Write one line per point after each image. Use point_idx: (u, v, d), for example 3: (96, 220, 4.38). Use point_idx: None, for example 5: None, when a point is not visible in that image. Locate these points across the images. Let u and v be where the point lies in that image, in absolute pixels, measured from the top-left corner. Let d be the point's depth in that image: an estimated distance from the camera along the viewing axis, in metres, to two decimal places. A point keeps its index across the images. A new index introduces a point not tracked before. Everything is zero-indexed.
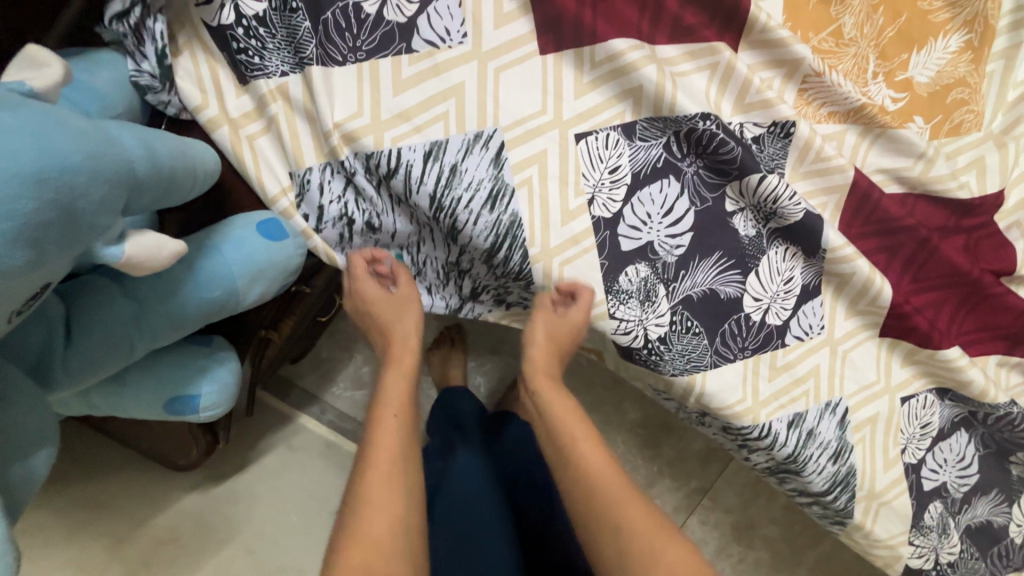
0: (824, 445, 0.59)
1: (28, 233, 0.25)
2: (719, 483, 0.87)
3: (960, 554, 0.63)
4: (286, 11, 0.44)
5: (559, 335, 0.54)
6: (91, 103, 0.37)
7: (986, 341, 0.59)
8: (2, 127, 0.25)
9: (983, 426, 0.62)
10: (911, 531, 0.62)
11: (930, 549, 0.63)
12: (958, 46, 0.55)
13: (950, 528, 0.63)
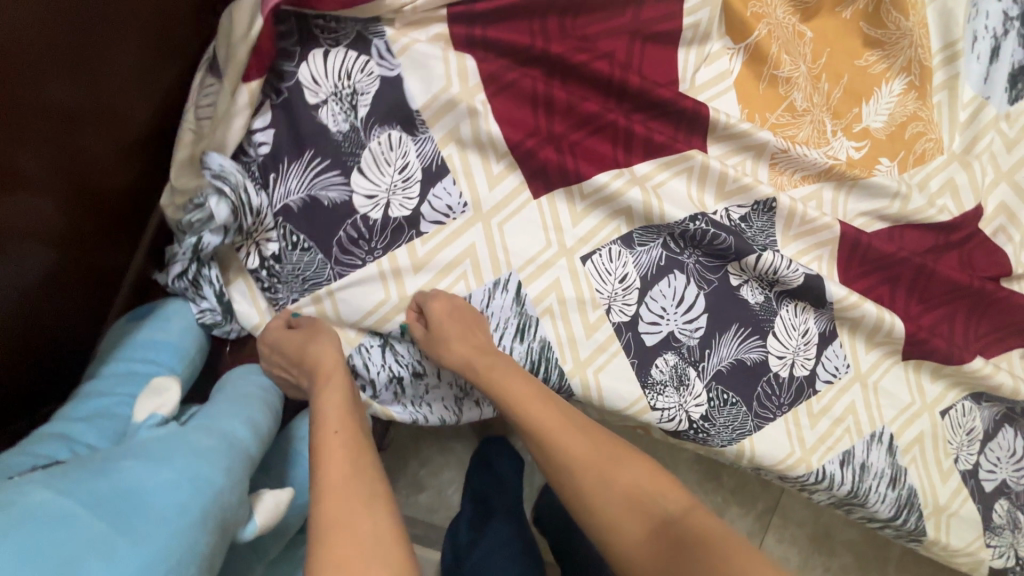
0: (878, 475, 0.62)
1: (207, 563, 0.31)
2: (785, 499, 0.90)
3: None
4: (297, 249, 0.49)
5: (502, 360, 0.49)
6: (173, 361, 0.46)
7: (1006, 340, 0.63)
8: (171, 484, 0.31)
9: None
10: (985, 533, 0.64)
11: (1008, 546, 0.64)
12: (902, 89, 0.60)
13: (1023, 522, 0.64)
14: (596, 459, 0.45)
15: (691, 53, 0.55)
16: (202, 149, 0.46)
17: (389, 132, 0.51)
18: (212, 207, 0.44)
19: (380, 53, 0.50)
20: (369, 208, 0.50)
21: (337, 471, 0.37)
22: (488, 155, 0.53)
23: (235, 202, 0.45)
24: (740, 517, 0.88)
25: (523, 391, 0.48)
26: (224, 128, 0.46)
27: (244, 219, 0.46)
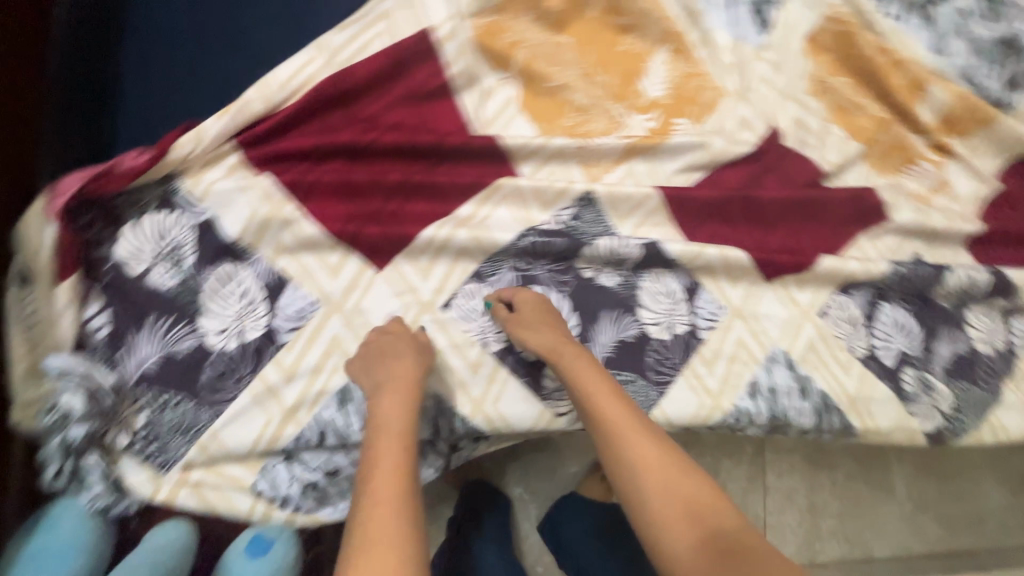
0: (788, 391, 0.65)
1: None
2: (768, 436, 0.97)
3: (953, 398, 0.69)
4: (167, 406, 0.51)
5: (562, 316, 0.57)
6: (62, 565, 0.48)
7: (851, 230, 0.69)
8: None
9: (896, 292, 0.70)
10: (905, 405, 0.68)
11: (930, 407, 0.69)
12: (669, 56, 0.67)
13: (932, 383, 0.69)
14: (657, 456, 0.48)
15: (471, 97, 0.61)
16: (41, 355, 0.47)
17: (219, 268, 0.54)
18: (65, 403, 0.46)
19: (185, 205, 0.53)
20: (223, 341, 0.53)
21: (380, 525, 0.40)
22: (322, 251, 0.56)
23: (88, 389, 0.47)
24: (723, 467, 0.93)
25: (602, 382, 0.52)
26: (54, 331, 0.48)
27: (104, 399, 0.48)
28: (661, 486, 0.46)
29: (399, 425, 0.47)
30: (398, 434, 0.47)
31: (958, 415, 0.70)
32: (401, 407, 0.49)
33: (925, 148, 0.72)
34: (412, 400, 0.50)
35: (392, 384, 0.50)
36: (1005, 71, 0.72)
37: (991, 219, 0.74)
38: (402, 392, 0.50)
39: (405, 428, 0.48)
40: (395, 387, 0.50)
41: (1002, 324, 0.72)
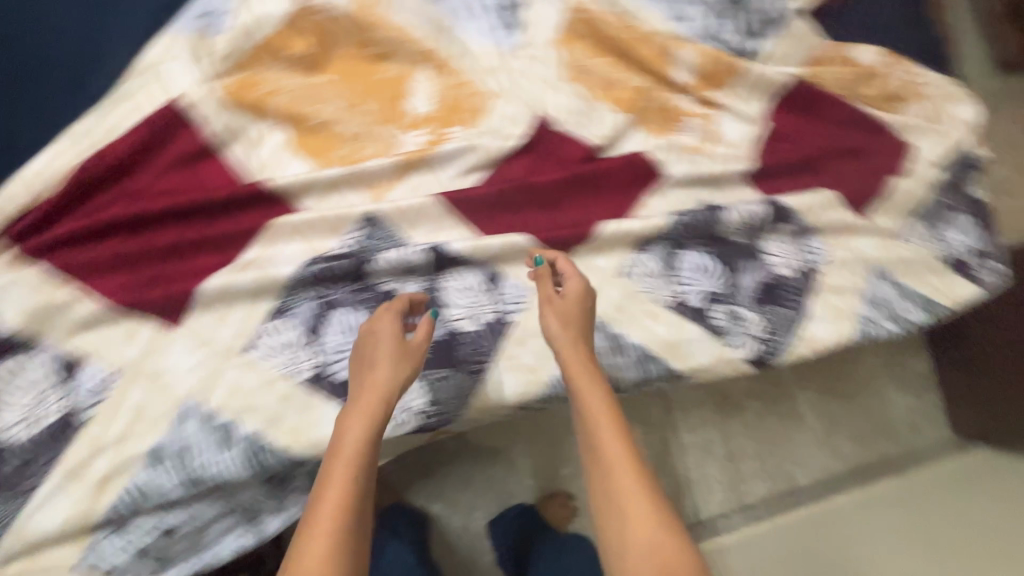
0: (603, 351, 0.70)
1: None
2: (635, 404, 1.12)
3: (765, 322, 0.75)
4: None
5: (576, 309, 0.61)
6: None
7: (634, 193, 0.75)
8: None
9: (693, 239, 0.76)
10: (721, 339, 0.74)
11: (744, 335, 0.75)
12: (428, 75, 0.72)
13: (742, 313, 0.75)
14: (633, 476, 0.48)
15: (240, 149, 0.65)
16: None
17: (5, 364, 0.56)
18: None
19: None
20: (22, 432, 0.56)
21: (321, 546, 0.40)
22: (109, 325, 0.59)
23: None
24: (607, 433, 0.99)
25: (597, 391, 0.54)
26: None
27: None
28: (642, 514, 0.46)
29: (354, 450, 0.46)
30: (353, 459, 0.45)
31: (774, 337, 0.75)
32: (372, 429, 0.48)
33: (689, 104, 0.80)
34: (379, 421, 0.48)
35: (357, 408, 0.49)
36: (740, 23, 0.80)
37: (763, 155, 0.81)
38: (372, 413, 0.49)
39: (370, 452, 0.47)
40: (364, 409, 0.49)
41: (796, 246, 0.79)
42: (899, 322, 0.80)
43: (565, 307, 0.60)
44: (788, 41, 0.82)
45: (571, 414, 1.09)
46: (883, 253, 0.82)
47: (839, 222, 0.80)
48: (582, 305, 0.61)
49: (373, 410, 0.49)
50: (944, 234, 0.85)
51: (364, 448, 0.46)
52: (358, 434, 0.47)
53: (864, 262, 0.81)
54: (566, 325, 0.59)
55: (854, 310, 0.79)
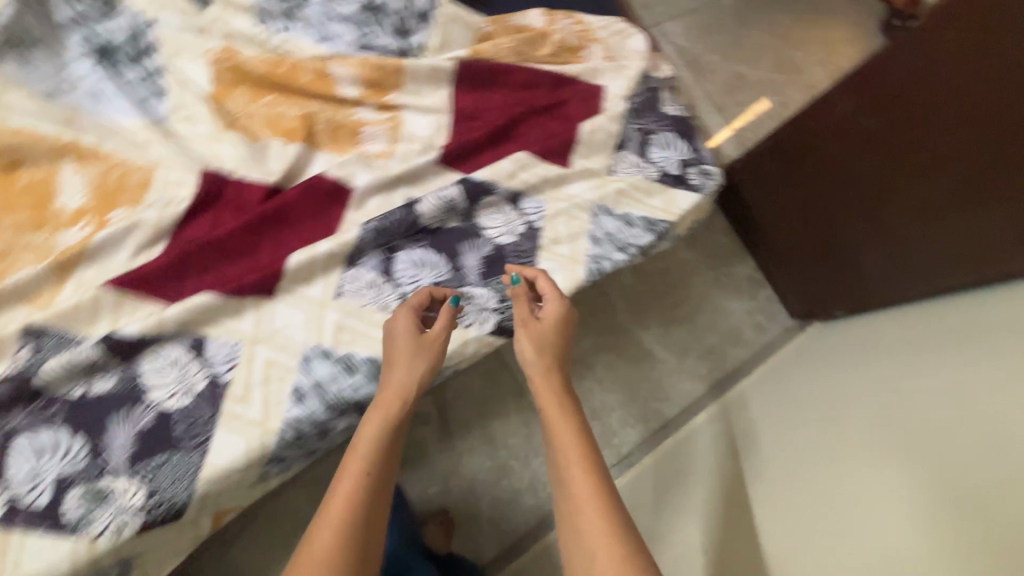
0: (334, 378, 0.70)
1: None
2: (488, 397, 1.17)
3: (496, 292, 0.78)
4: None
5: (553, 323, 0.72)
6: None
7: (331, 221, 0.76)
8: None
9: (403, 237, 0.77)
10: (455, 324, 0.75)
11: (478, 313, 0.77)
12: (73, 166, 0.70)
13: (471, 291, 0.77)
14: (575, 448, 0.60)
15: None
16: None
17: None
18: None
19: None
20: None
21: (337, 518, 0.53)
22: None
23: None
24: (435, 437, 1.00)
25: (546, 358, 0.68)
26: None
27: None
28: (577, 481, 0.57)
29: (380, 439, 0.59)
30: (366, 451, 0.58)
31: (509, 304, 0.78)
32: (394, 419, 0.61)
33: (368, 114, 0.82)
34: (396, 422, 0.61)
35: (376, 410, 0.62)
36: (387, 26, 0.83)
37: (456, 136, 0.84)
38: (392, 407, 0.62)
39: (389, 443, 0.59)
40: (391, 405, 0.61)
41: (510, 212, 0.82)
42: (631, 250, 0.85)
43: (539, 329, 0.71)
44: (445, 28, 0.85)
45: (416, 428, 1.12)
46: (597, 191, 0.87)
47: (546, 176, 0.84)
48: (552, 322, 0.72)
49: (392, 405, 0.62)
50: (649, 156, 0.91)
51: (389, 432, 0.60)
52: (381, 429, 0.60)
53: (580, 206, 0.86)
54: (539, 338, 0.70)
55: (583, 254, 0.84)
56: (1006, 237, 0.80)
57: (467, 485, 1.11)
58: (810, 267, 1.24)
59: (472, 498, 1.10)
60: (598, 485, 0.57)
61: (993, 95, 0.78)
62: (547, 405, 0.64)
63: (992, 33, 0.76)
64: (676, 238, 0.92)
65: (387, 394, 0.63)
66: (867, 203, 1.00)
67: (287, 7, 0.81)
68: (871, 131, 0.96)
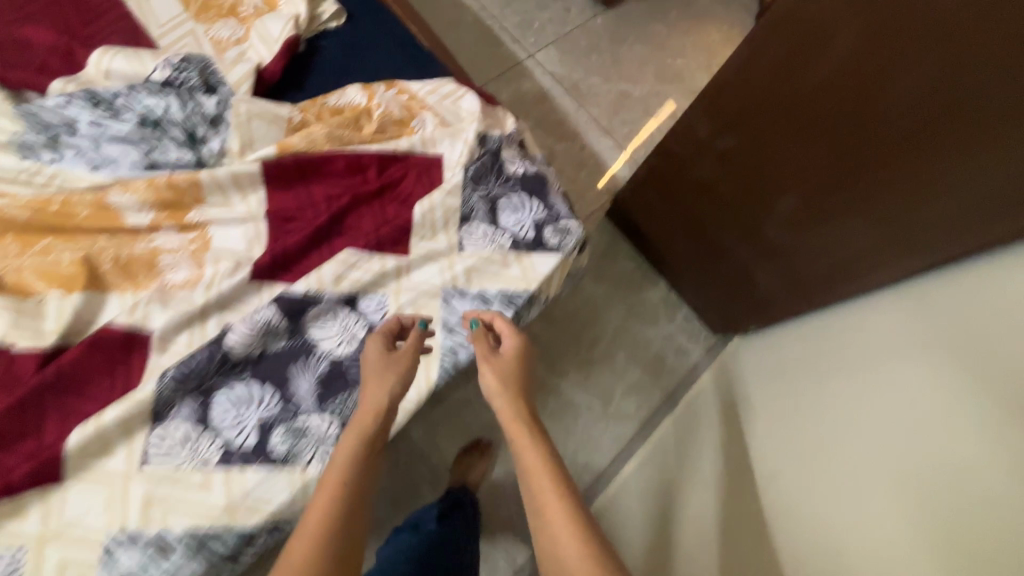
0: (146, 565, 0.60)
1: None
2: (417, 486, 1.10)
3: (337, 416, 0.70)
4: None
5: (519, 352, 0.67)
6: None
7: (130, 377, 0.66)
8: None
9: (218, 375, 0.68)
10: (292, 465, 0.67)
11: (319, 445, 0.68)
12: None
13: (307, 421, 0.69)
14: (545, 476, 0.52)
15: None
16: None
17: None
18: None
19: None
20: None
21: (302, 542, 0.43)
22: None
23: None
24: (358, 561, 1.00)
25: (516, 386, 0.62)
26: None
27: None
28: (553, 506, 0.49)
29: (348, 474, 0.50)
30: (341, 467, 0.50)
31: None
32: (368, 444, 0.53)
33: (168, 239, 0.73)
34: (366, 455, 0.52)
35: (352, 423, 0.55)
36: (173, 136, 0.74)
37: (273, 244, 0.75)
38: (359, 440, 0.52)
39: (360, 473, 0.50)
40: (358, 438, 0.52)
41: (345, 318, 0.74)
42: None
43: (500, 369, 0.64)
44: (245, 126, 0.77)
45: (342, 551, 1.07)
46: (444, 274, 0.79)
47: (384, 269, 0.76)
48: (518, 356, 0.67)
49: (369, 422, 0.55)
50: (499, 224, 0.84)
51: (359, 467, 0.51)
52: (354, 455, 0.51)
53: (428, 295, 0.78)
54: (505, 368, 0.64)
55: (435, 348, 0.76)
56: (888, 228, 0.81)
57: None
58: (710, 271, 1.25)
59: None
60: (577, 511, 0.49)
61: (823, 100, 0.77)
62: (516, 427, 0.57)
63: (807, 39, 0.74)
64: (543, 304, 0.86)
65: (357, 424, 0.54)
66: (784, 197, 0.93)
67: (50, 135, 0.71)
68: (730, 144, 0.96)
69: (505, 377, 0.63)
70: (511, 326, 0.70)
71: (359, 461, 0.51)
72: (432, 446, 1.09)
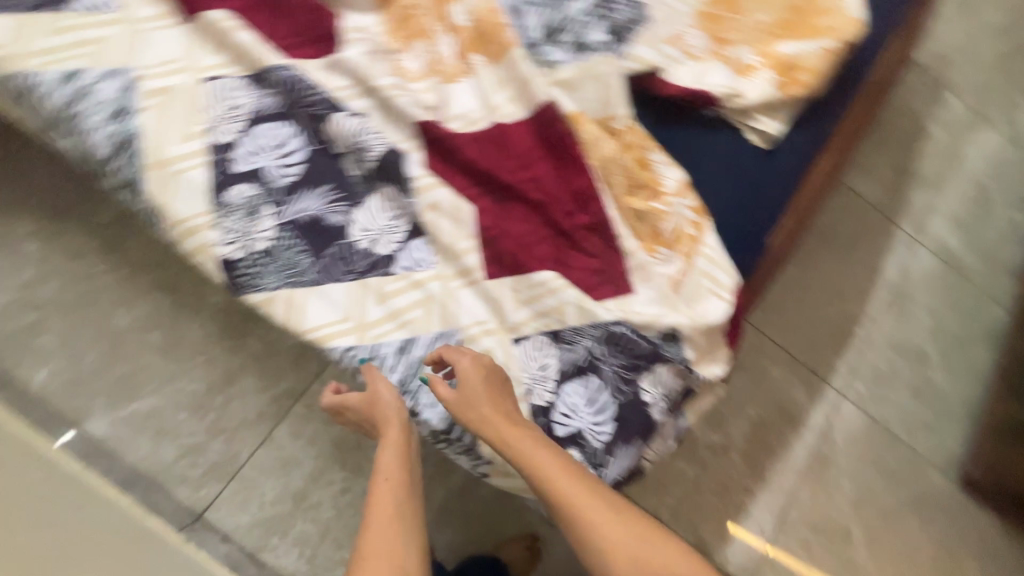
0: (100, 103, 0.60)
1: None
2: (289, 368, 1.03)
3: (277, 243, 0.61)
4: None
5: (491, 372, 0.59)
6: None
7: (296, 47, 0.66)
8: None
9: (301, 119, 0.65)
10: (212, 211, 0.61)
11: (239, 233, 0.61)
12: None
13: (265, 214, 0.62)
14: (560, 472, 0.53)
15: None
16: None
17: None
18: None
19: None
20: None
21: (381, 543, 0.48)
22: None
23: None
24: (218, 336, 1.02)
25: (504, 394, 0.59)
26: None
27: None
28: (575, 497, 0.52)
29: (392, 530, 0.49)
30: (395, 485, 0.53)
31: (264, 268, 0.61)
32: (397, 467, 0.55)
33: (445, 47, 0.70)
34: (403, 484, 0.53)
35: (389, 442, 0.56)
36: (545, 17, 0.71)
37: (470, 137, 0.68)
38: (391, 478, 0.53)
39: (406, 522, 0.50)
40: (388, 478, 0.53)
41: (394, 227, 0.65)
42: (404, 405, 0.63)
43: (463, 399, 0.57)
44: (583, 78, 0.70)
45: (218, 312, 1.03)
46: (475, 328, 0.65)
47: (461, 255, 0.65)
48: (479, 371, 0.58)
49: (397, 435, 0.57)
50: (563, 381, 0.65)
51: (395, 534, 0.49)
52: (395, 482, 0.53)
53: (444, 313, 0.65)
54: (487, 378, 0.58)
55: (375, 337, 0.63)
56: None
57: (173, 374, 1.00)
58: None
59: (152, 377, 1.00)
60: (598, 498, 0.53)
61: None
62: (508, 430, 0.56)
63: None
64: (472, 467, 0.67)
65: (390, 457, 0.55)
66: None
67: None
68: None
69: (499, 396, 0.58)
70: (455, 350, 0.59)
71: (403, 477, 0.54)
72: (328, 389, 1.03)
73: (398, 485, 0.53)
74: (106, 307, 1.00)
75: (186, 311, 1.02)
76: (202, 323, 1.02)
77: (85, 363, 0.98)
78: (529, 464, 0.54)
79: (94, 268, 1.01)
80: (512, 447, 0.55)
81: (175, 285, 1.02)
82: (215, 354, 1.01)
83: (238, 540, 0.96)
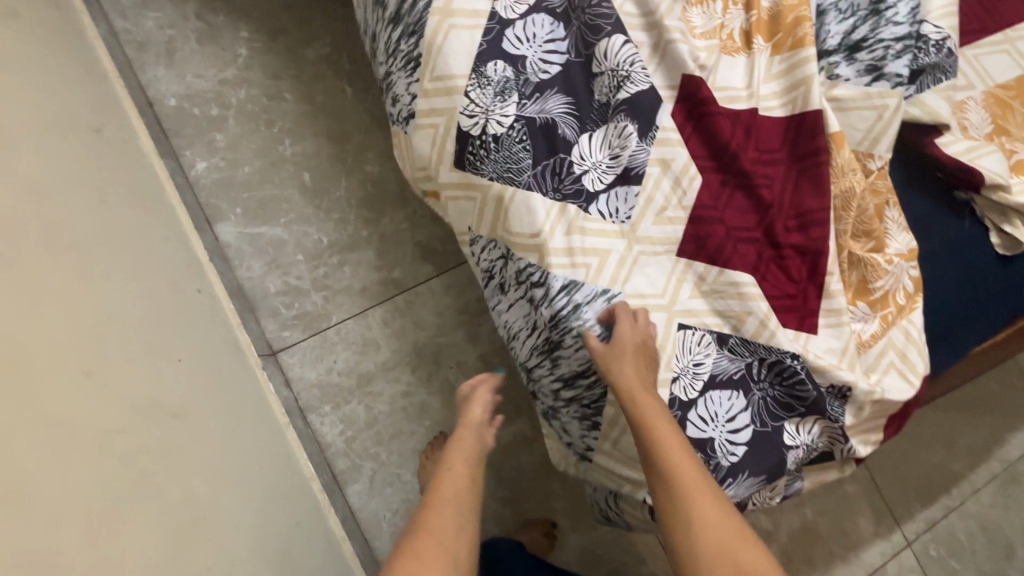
0: None
1: None
2: (407, 260, 1.03)
3: (509, 132, 0.59)
4: None
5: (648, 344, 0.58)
6: None
7: None
8: None
9: (579, 24, 0.62)
10: (470, 77, 0.60)
11: (481, 110, 0.60)
12: None
13: (510, 100, 0.60)
14: (680, 449, 0.53)
15: None
16: None
17: None
18: None
19: None
20: None
21: (441, 521, 0.51)
22: None
23: None
24: (359, 204, 1.04)
25: (644, 357, 0.57)
26: None
27: None
28: (686, 469, 0.52)
29: (452, 513, 0.53)
30: (461, 479, 0.58)
31: (493, 148, 0.60)
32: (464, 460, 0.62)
33: (735, 20, 0.68)
34: (467, 479, 0.59)
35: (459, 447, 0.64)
36: (852, 27, 0.66)
37: (725, 112, 0.64)
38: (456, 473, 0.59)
39: (472, 483, 0.59)
40: (454, 469, 0.59)
41: (608, 167, 0.61)
42: (553, 336, 0.62)
43: (613, 351, 0.56)
44: (863, 101, 0.65)
45: (367, 182, 1.05)
46: (648, 298, 0.60)
47: (669, 221, 0.61)
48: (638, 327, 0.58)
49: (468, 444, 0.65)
50: (714, 390, 0.60)
51: (458, 519, 0.52)
52: (461, 465, 0.61)
53: (625, 270, 0.61)
54: (640, 349, 0.57)
55: (579, 241, 0.59)
56: None
57: (307, 216, 1.02)
58: None
59: (287, 209, 1.02)
60: (707, 490, 0.51)
61: None
62: (643, 393, 0.56)
63: None
64: (579, 434, 0.66)
65: (461, 451, 0.64)
66: None
67: None
68: None
69: (638, 357, 0.57)
70: (625, 307, 0.59)
71: (468, 474, 0.60)
72: (435, 292, 1.03)
73: (464, 481, 0.59)
74: (277, 133, 1.04)
75: (341, 166, 1.05)
76: (350, 184, 1.04)
77: (240, 171, 1.02)
78: (656, 435, 0.54)
79: (283, 93, 1.05)
80: (642, 408, 0.55)
81: (342, 141, 1.05)
82: (349, 216, 1.03)
83: (296, 391, 0.97)
